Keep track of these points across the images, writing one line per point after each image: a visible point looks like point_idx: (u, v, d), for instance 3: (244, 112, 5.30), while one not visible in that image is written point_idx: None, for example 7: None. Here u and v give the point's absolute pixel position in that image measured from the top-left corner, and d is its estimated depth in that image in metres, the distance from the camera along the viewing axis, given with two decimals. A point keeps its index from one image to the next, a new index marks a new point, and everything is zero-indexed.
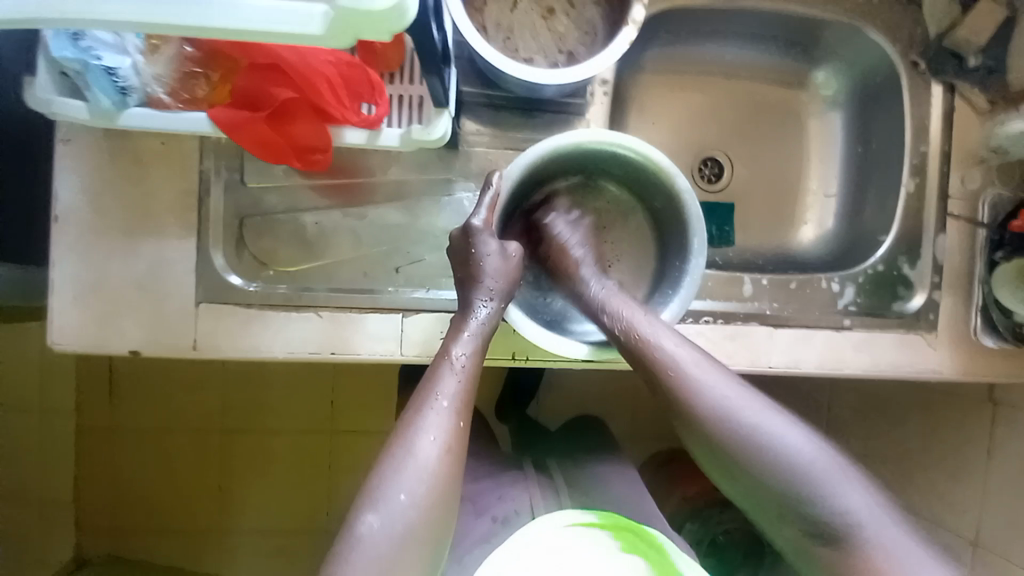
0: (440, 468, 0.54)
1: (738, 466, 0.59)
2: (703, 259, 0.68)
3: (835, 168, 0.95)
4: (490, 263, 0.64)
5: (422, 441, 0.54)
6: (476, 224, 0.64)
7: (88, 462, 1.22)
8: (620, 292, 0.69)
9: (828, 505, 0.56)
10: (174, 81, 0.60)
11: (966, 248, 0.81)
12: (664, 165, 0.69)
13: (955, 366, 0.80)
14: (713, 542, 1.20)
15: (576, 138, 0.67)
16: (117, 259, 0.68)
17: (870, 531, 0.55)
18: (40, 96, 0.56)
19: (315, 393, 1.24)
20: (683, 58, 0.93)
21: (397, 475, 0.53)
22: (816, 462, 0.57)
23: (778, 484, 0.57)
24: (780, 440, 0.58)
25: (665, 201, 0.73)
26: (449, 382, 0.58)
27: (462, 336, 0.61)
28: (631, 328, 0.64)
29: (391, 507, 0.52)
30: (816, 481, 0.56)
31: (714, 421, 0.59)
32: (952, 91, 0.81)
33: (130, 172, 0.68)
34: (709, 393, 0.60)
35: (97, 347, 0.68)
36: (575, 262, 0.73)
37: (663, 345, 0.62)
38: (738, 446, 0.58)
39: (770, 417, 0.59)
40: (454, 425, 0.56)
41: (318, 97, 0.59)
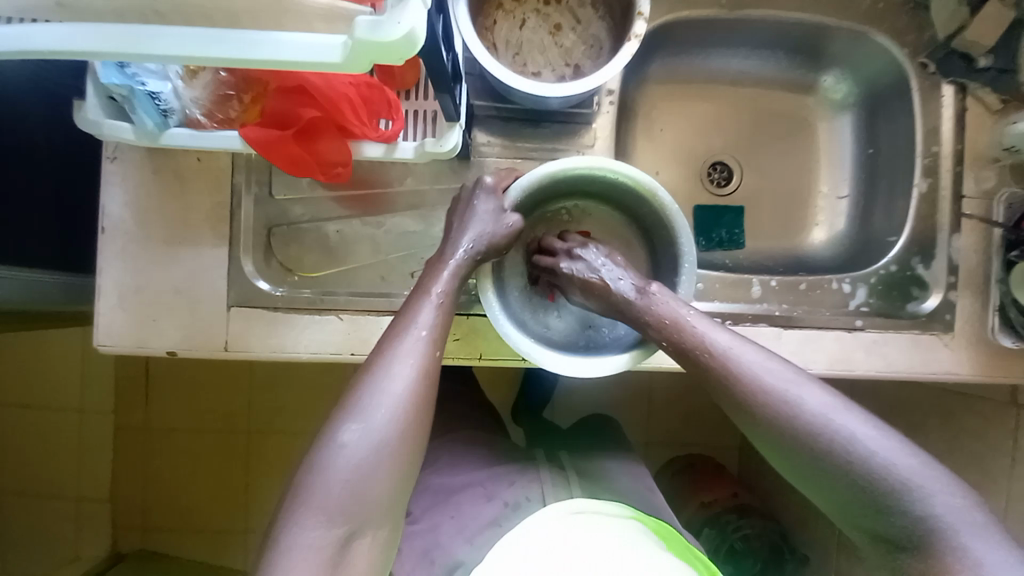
0: (414, 389, 0.58)
1: (809, 460, 0.58)
2: (693, 269, 0.71)
3: (845, 171, 0.95)
4: (477, 209, 0.68)
5: (401, 366, 0.58)
6: (478, 179, 0.70)
7: (125, 460, 1.30)
8: (668, 295, 0.68)
9: (912, 504, 0.54)
10: (210, 103, 0.65)
11: (981, 248, 0.80)
12: (650, 185, 0.71)
13: (973, 367, 0.79)
14: (732, 549, 1.20)
15: (568, 163, 0.70)
16: (157, 266, 0.73)
17: (962, 533, 0.53)
18: (92, 118, 0.62)
19: (334, 393, 1.29)
20: (690, 65, 0.95)
21: (376, 390, 0.57)
22: (899, 458, 0.56)
23: (857, 482, 0.56)
24: (851, 436, 0.57)
25: (655, 219, 0.75)
26: (428, 312, 0.62)
27: (442, 275, 0.65)
28: (683, 331, 0.65)
29: (371, 419, 0.55)
30: (900, 480, 0.55)
31: (782, 421, 0.59)
32: (964, 91, 0.81)
33: (170, 187, 0.74)
34: (773, 391, 0.60)
35: (138, 347, 0.74)
36: (602, 284, 0.71)
37: (718, 344, 0.64)
38: (806, 443, 0.58)
39: (842, 411, 0.58)
40: (430, 353, 0.60)
41: (340, 115, 0.64)
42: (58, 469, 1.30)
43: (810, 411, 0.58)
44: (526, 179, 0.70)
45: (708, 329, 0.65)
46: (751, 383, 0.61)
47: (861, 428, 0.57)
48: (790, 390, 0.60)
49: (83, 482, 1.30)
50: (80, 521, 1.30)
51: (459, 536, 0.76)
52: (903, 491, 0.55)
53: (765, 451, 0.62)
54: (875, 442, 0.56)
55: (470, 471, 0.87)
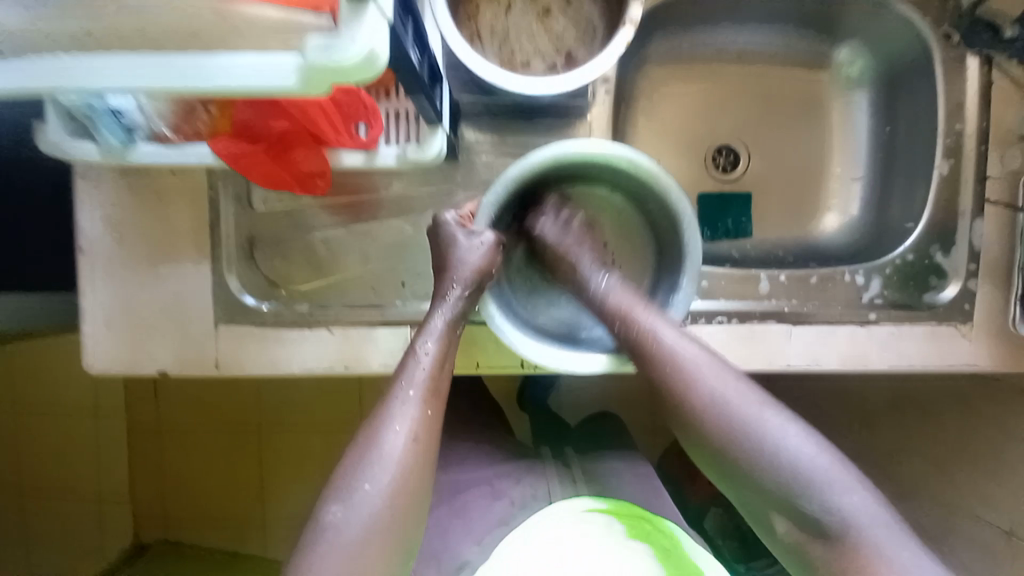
0: (409, 457, 0.55)
1: (736, 462, 0.58)
2: (696, 232, 0.65)
3: (861, 151, 0.89)
4: (458, 249, 0.64)
5: (390, 433, 0.56)
6: (446, 216, 0.66)
7: (141, 457, 1.31)
8: (624, 288, 0.67)
9: (824, 504, 0.54)
10: (175, 117, 0.59)
11: (1005, 233, 0.75)
12: (625, 155, 0.64)
13: (993, 359, 0.76)
14: (740, 528, 1.22)
15: (538, 156, 0.64)
16: (141, 287, 0.71)
17: (868, 528, 0.53)
18: (53, 139, 0.58)
19: (339, 393, 1.28)
20: (693, 42, 0.88)
21: (367, 463, 0.54)
22: (812, 456, 0.56)
23: (774, 478, 0.56)
24: (774, 433, 0.57)
25: (641, 187, 0.69)
26: (417, 372, 0.59)
27: (429, 329, 0.62)
28: (632, 326, 0.63)
29: (358, 498, 0.53)
30: (811, 477, 0.55)
31: (714, 424, 0.58)
32: (990, 64, 0.74)
33: (146, 203, 0.70)
34: (706, 390, 0.59)
35: (129, 370, 0.72)
36: (575, 264, 0.69)
37: (665, 340, 0.61)
38: (728, 443, 0.58)
39: (765, 410, 0.58)
40: (421, 415, 0.57)
41: (312, 125, 0.59)
42: (72, 473, 1.31)
43: (744, 416, 0.58)
44: (494, 197, 0.65)
45: (661, 327, 0.62)
46: (693, 388, 0.60)
47: (788, 433, 0.57)
48: (729, 396, 0.59)
49: (100, 481, 1.32)
50: (99, 521, 1.33)
51: (466, 535, 0.74)
52: (816, 491, 0.55)
53: (699, 454, 0.61)
54: (799, 446, 0.56)
55: (471, 466, 0.86)
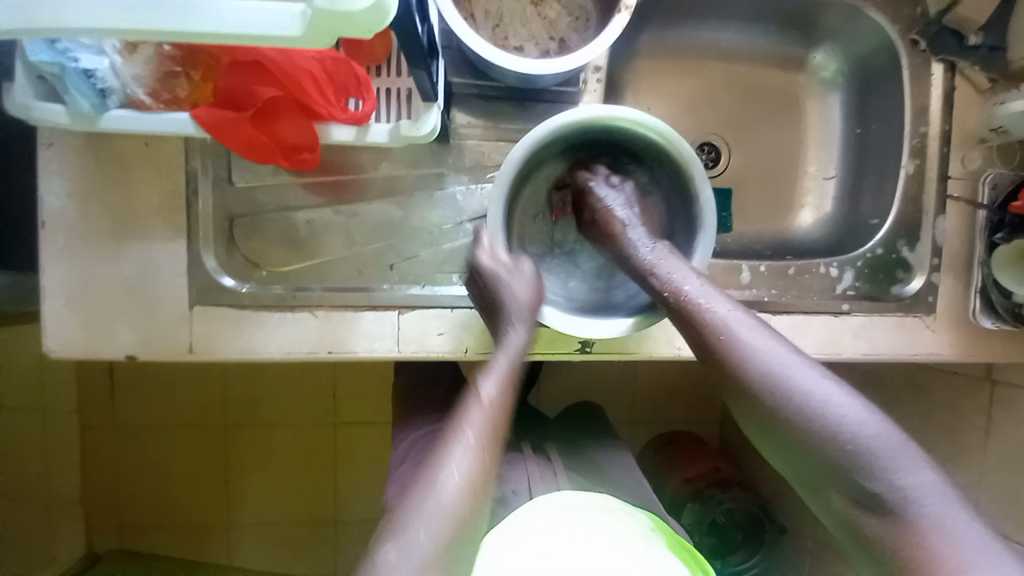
0: (464, 500, 0.52)
1: (784, 429, 0.54)
2: (703, 182, 0.66)
3: (833, 151, 0.93)
4: (506, 285, 0.63)
5: (447, 475, 0.53)
6: (491, 248, 0.64)
7: (95, 458, 1.23)
8: (668, 251, 0.66)
9: (889, 478, 0.50)
10: (154, 81, 0.57)
11: (965, 230, 0.80)
12: (623, 118, 0.66)
13: (954, 347, 0.80)
14: (714, 523, 1.22)
15: (542, 132, 0.64)
16: (108, 264, 0.67)
17: (935, 510, 0.49)
18: (19, 101, 0.55)
19: (314, 386, 1.24)
20: (679, 40, 0.91)
21: (422, 508, 0.51)
22: (875, 432, 0.52)
23: (831, 455, 0.52)
24: (835, 407, 0.53)
25: (642, 145, 0.71)
26: (476, 417, 0.56)
27: (489, 371, 0.59)
28: (679, 290, 0.62)
29: (412, 542, 0.50)
30: (875, 454, 0.51)
31: (763, 380, 0.56)
32: (953, 70, 0.79)
33: (116, 176, 0.66)
34: (762, 356, 0.57)
35: (89, 353, 0.68)
36: (622, 226, 0.69)
37: (714, 309, 0.60)
38: (779, 412, 0.55)
39: (824, 385, 0.55)
40: (480, 464, 0.54)
41: (303, 95, 0.58)
42: None
43: (798, 383, 0.55)
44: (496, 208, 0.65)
45: (709, 295, 0.62)
46: (743, 347, 0.58)
47: (849, 405, 0.53)
48: (782, 360, 0.56)
49: (49, 483, 1.22)
50: None
51: None
52: (880, 465, 0.51)
53: (744, 419, 0.58)
54: (860, 420, 0.52)
55: None
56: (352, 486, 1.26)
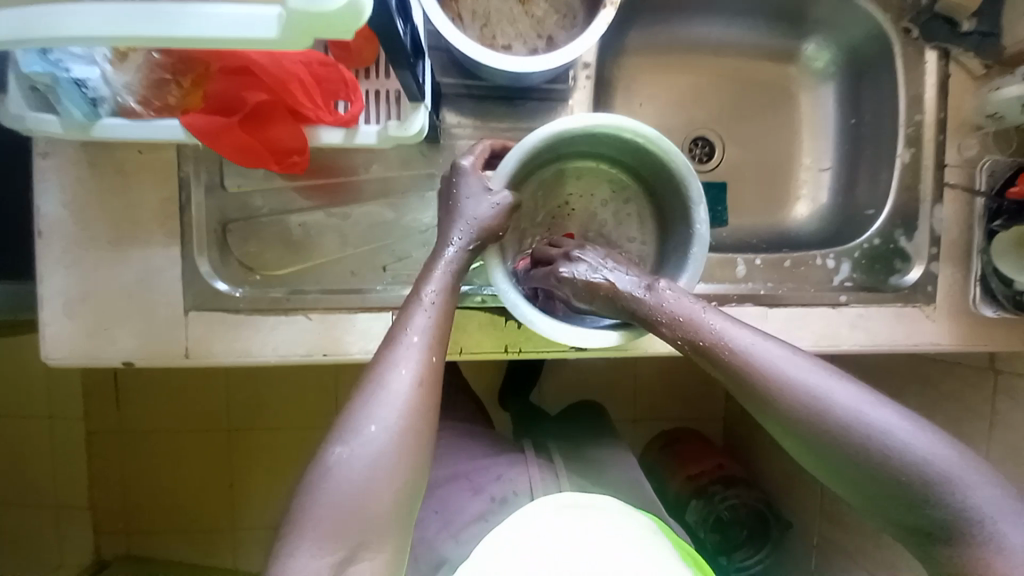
0: (411, 401, 0.53)
1: (842, 464, 0.53)
2: (694, 178, 0.66)
3: (829, 142, 0.93)
4: (472, 203, 0.62)
5: (395, 374, 0.53)
6: (462, 164, 0.63)
7: (101, 465, 1.24)
8: (678, 289, 0.63)
9: (956, 499, 0.50)
10: (144, 89, 0.59)
11: (962, 218, 0.79)
12: (612, 124, 0.65)
13: (955, 337, 0.79)
14: (719, 519, 1.21)
15: (533, 142, 0.64)
16: (106, 271, 0.67)
17: (999, 523, 0.49)
18: (13, 112, 0.56)
19: (316, 389, 1.25)
20: (669, 34, 0.91)
21: (370, 406, 0.52)
22: (936, 452, 0.51)
23: (899, 483, 0.51)
24: (890, 433, 0.52)
25: (630, 149, 0.71)
26: (421, 320, 0.57)
27: (435, 274, 0.60)
28: (699, 326, 0.60)
29: (362, 438, 0.51)
30: (942, 475, 0.50)
31: (810, 418, 0.54)
32: (947, 57, 0.79)
33: (110, 184, 0.67)
34: (804, 388, 0.54)
35: (88, 360, 0.68)
36: (609, 286, 0.65)
37: (737, 341, 0.58)
38: (837, 447, 0.53)
39: (876, 409, 0.53)
40: (426, 359, 0.55)
41: (292, 99, 0.58)
42: (25, 483, 1.22)
43: (845, 412, 0.53)
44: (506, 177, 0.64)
45: (730, 327, 0.59)
46: (782, 383, 0.55)
47: (901, 427, 0.52)
48: (823, 389, 0.54)
49: (57, 491, 1.23)
50: (55, 533, 1.24)
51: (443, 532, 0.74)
52: (944, 487, 0.50)
53: (796, 453, 0.56)
54: (917, 443, 0.51)
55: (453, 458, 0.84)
56: None
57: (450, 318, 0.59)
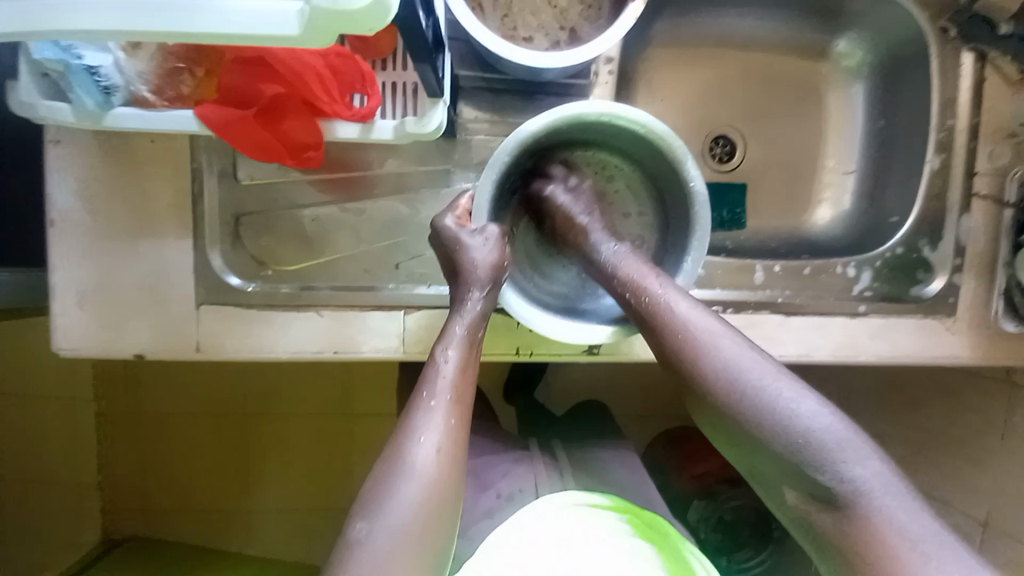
0: (435, 471, 0.52)
1: (742, 429, 0.54)
2: (693, 163, 0.64)
3: (854, 145, 0.90)
4: (467, 251, 0.62)
5: (415, 444, 0.53)
6: (447, 222, 0.64)
7: (110, 446, 1.25)
8: (634, 257, 0.65)
9: (836, 473, 0.50)
10: (157, 78, 0.57)
11: (991, 229, 0.77)
12: (606, 111, 0.63)
13: (975, 351, 0.78)
14: (722, 520, 1.22)
15: (525, 128, 0.62)
16: (118, 261, 0.67)
17: (883, 502, 0.48)
18: (24, 100, 0.54)
19: (324, 378, 1.25)
20: (695, 28, 0.88)
21: (392, 479, 0.51)
22: (828, 428, 0.51)
23: (784, 450, 0.51)
24: (791, 403, 0.52)
25: (630, 139, 0.68)
26: (440, 383, 0.56)
27: (451, 336, 0.60)
28: (643, 292, 0.60)
29: (384, 513, 0.50)
30: (825, 447, 0.50)
31: (719, 385, 0.55)
32: (983, 60, 0.76)
33: (123, 173, 0.66)
34: (719, 357, 0.56)
35: (100, 351, 0.68)
36: (584, 229, 0.68)
37: (675, 306, 0.59)
38: (735, 408, 0.54)
39: (783, 382, 0.54)
40: (447, 424, 0.54)
41: (307, 91, 0.57)
42: (37, 461, 1.24)
43: (752, 381, 0.54)
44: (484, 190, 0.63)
45: (674, 296, 0.60)
46: (700, 351, 0.56)
47: (802, 400, 0.53)
48: (738, 359, 0.55)
49: (67, 471, 1.25)
50: (65, 512, 1.26)
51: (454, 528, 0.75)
52: (828, 460, 0.50)
53: (704, 421, 0.57)
54: (813, 415, 0.52)
55: None
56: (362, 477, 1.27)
57: (471, 382, 0.59)
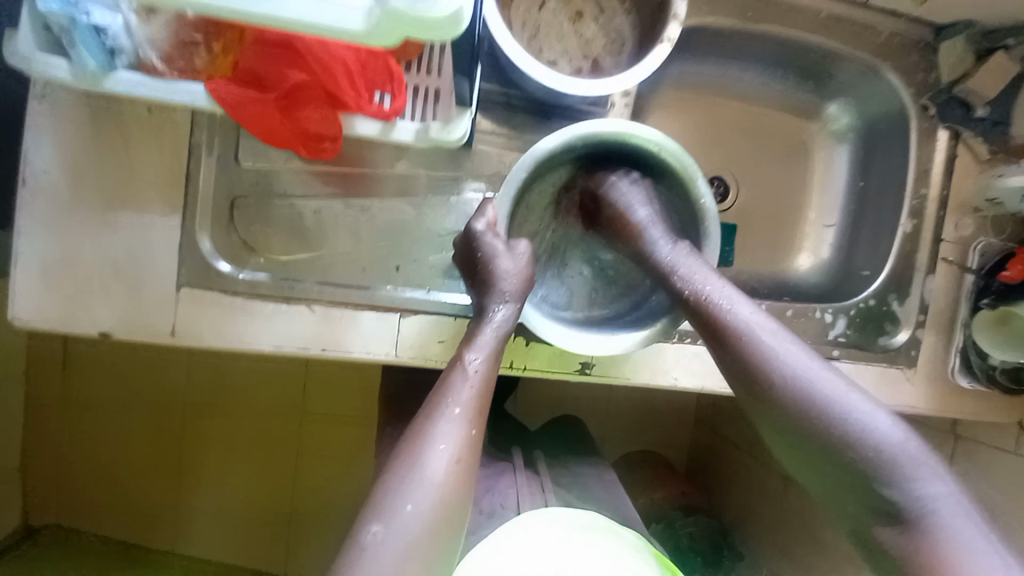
0: (450, 481, 0.51)
1: (812, 435, 0.55)
2: (701, 175, 0.66)
3: (836, 200, 0.96)
4: (500, 262, 0.61)
5: (434, 450, 0.51)
6: (478, 227, 0.63)
7: (40, 427, 1.14)
8: (690, 253, 0.65)
9: (914, 489, 0.51)
10: (169, 48, 0.54)
11: (951, 291, 0.84)
12: (621, 130, 0.65)
13: (930, 401, 0.84)
14: (677, 547, 1.19)
15: (546, 145, 0.64)
16: (93, 233, 0.62)
17: (951, 521, 0.49)
18: (21, 52, 0.50)
19: (288, 374, 1.19)
20: (703, 75, 0.92)
21: (406, 484, 0.49)
22: (905, 446, 0.52)
23: (858, 458, 0.53)
24: (865, 417, 0.53)
25: (638, 154, 0.70)
26: (463, 390, 0.55)
27: (478, 342, 0.59)
28: (703, 295, 0.62)
29: (399, 518, 0.48)
30: (900, 462, 0.52)
31: (789, 389, 0.56)
32: (957, 138, 0.83)
33: (111, 140, 0.62)
34: (788, 365, 0.57)
35: (58, 327, 0.63)
36: (639, 225, 0.68)
37: (736, 310, 0.61)
38: (808, 416, 0.55)
39: (872, 409, 0.54)
40: (466, 433, 0.53)
41: (332, 83, 0.55)
42: None
43: (824, 389, 0.55)
44: (502, 207, 0.64)
45: (732, 297, 0.62)
46: (766, 355, 0.58)
47: (875, 416, 0.54)
48: (806, 369, 0.56)
49: None
50: None
51: None
52: (903, 475, 0.51)
53: (765, 425, 0.59)
54: (886, 430, 0.53)
55: None
56: (319, 484, 1.22)
57: (493, 392, 0.58)
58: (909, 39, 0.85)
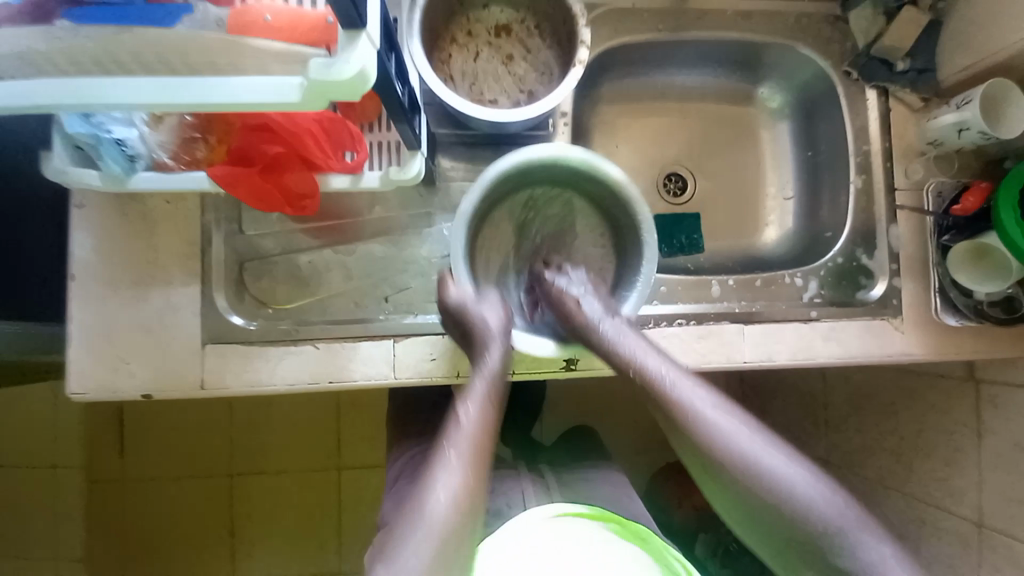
0: (451, 527, 0.53)
1: (761, 512, 0.58)
2: (630, 181, 0.74)
3: (790, 172, 1.02)
4: (478, 314, 0.69)
5: (433, 499, 0.54)
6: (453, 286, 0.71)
7: (100, 512, 1.24)
8: (634, 333, 0.69)
9: (852, 555, 0.56)
10: (176, 146, 0.67)
11: (918, 235, 0.86)
12: (553, 155, 0.74)
13: (924, 347, 0.84)
14: (727, 551, 1.21)
15: (488, 175, 0.72)
16: (129, 309, 0.73)
17: None
18: (57, 167, 0.63)
19: (317, 425, 1.27)
20: (639, 85, 1.01)
21: (407, 533, 0.53)
22: (839, 506, 0.57)
23: (806, 527, 0.57)
24: (806, 491, 0.57)
25: (575, 174, 0.79)
26: (458, 441, 0.58)
27: (472, 395, 0.63)
28: (646, 371, 0.65)
29: (402, 566, 0.51)
30: (836, 533, 0.56)
31: (744, 471, 0.58)
32: (887, 94, 0.88)
33: (138, 230, 0.75)
34: (739, 442, 0.59)
35: (106, 393, 0.73)
36: (576, 303, 0.72)
37: (680, 387, 0.63)
38: (758, 496, 0.58)
39: (810, 477, 0.58)
40: (463, 483, 0.55)
41: (305, 150, 0.67)
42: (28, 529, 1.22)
43: (769, 463, 0.58)
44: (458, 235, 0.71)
45: (678, 375, 0.64)
46: (720, 439, 0.60)
47: (813, 483, 0.58)
48: (753, 445, 0.59)
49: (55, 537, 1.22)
50: None
51: None
52: (845, 542, 0.56)
53: (721, 500, 0.61)
54: (824, 497, 0.57)
55: None
56: (357, 535, 1.26)
57: (492, 444, 0.60)
58: (819, 16, 0.92)
